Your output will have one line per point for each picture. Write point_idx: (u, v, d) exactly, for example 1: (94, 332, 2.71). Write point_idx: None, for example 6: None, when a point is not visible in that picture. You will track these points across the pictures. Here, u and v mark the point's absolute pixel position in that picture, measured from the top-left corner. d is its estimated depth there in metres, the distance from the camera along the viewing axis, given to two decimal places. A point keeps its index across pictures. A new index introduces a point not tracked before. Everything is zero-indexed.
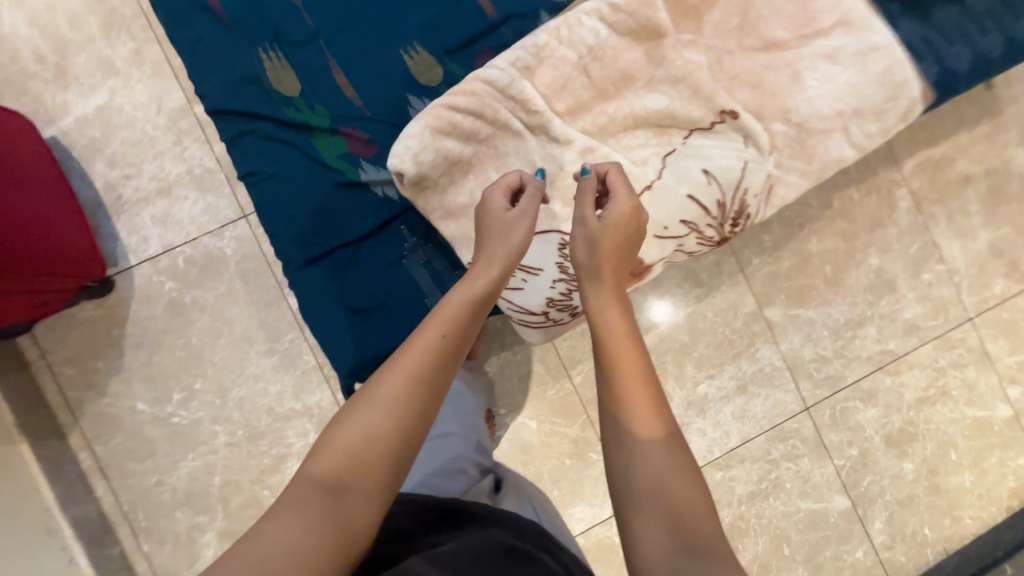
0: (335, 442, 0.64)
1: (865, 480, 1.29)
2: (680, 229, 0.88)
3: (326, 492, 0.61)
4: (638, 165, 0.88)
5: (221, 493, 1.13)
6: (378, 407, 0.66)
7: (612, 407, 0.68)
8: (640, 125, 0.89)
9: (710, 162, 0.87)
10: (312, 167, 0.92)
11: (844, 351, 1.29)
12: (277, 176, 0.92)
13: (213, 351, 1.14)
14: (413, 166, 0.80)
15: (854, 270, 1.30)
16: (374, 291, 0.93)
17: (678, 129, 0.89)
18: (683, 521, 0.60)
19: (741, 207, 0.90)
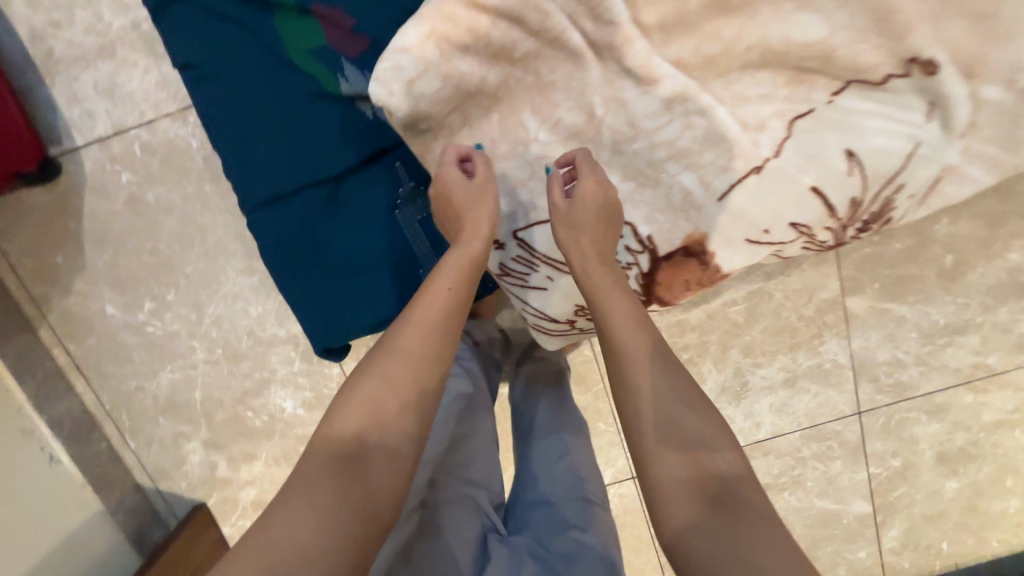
0: (346, 409, 0.56)
1: (895, 491, 1.16)
2: (787, 234, 0.65)
3: (343, 467, 0.53)
4: (750, 131, 0.62)
5: (203, 407, 1.07)
6: (389, 367, 0.58)
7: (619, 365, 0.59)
8: (769, 64, 0.61)
9: (859, 141, 0.61)
10: (277, 67, 0.68)
11: (929, 358, 1.06)
12: (229, 74, 0.67)
13: (185, 261, 0.99)
14: (406, 99, 0.60)
15: (982, 266, 1.01)
16: (359, 244, 0.72)
17: (822, 77, 0.61)
18: (710, 469, 0.53)
19: (883, 208, 0.64)
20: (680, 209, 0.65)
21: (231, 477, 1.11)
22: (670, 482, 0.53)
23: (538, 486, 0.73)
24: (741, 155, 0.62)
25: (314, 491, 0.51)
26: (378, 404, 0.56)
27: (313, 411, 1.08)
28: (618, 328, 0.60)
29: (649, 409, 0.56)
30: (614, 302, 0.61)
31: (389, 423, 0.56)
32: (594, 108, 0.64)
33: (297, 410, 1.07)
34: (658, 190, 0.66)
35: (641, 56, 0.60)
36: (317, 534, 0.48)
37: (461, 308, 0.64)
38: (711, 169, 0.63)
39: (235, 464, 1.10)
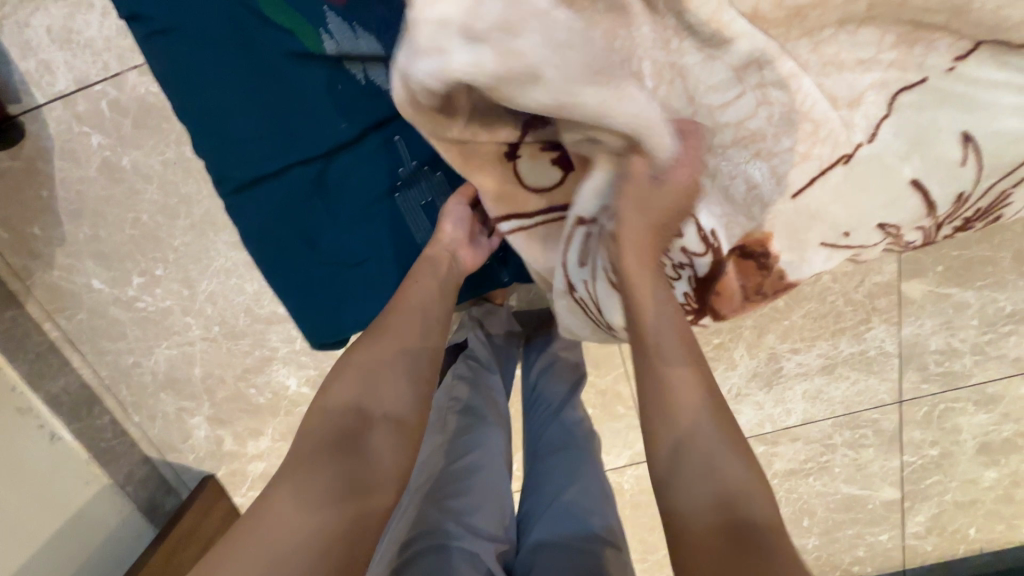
0: (341, 384, 0.53)
1: (928, 479, 1.10)
2: (870, 236, 0.61)
3: (340, 450, 0.48)
4: (842, 109, 0.55)
5: (204, 383, 1.02)
6: (381, 346, 0.55)
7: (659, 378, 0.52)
8: (873, 19, 0.52)
9: (977, 124, 0.55)
10: (245, 19, 0.56)
11: (987, 347, 0.97)
12: (187, 27, 0.56)
13: (171, 234, 0.91)
14: (477, 46, 0.47)
15: None
16: (353, 231, 0.62)
17: (945, 35, 0.53)
18: (740, 500, 0.46)
19: (996, 201, 0.60)
20: (744, 205, 0.59)
21: (238, 451, 1.07)
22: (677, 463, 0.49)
23: (549, 521, 0.64)
24: (833, 141, 0.55)
25: (310, 469, 0.46)
26: (373, 382, 0.53)
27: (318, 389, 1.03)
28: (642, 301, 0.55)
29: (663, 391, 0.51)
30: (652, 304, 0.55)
31: (387, 399, 0.52)
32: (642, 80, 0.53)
33: (303, 388, 1.03)
34: (717, 182, 0.58)
35: (708, 7, 0.50)
36: (315, 511, 0.44)
37: (445, 303, 0.61)
38: (786, 158, 0.56)
39: (241, 440, 1.06)
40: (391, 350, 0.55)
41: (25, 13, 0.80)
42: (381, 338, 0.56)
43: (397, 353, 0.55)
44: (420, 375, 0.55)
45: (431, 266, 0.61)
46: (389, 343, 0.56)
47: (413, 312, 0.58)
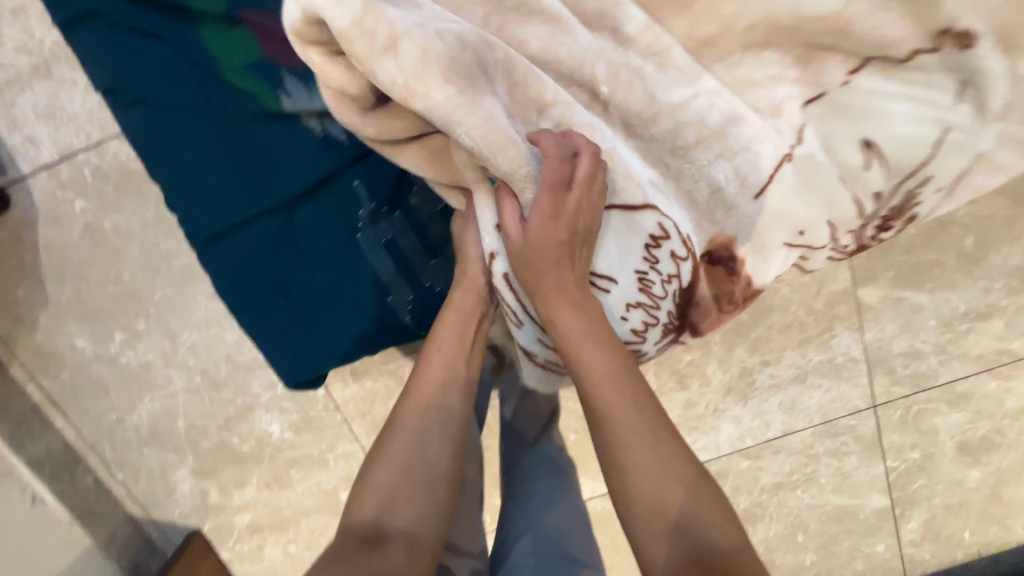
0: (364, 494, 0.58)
1: (915, 483, 1.11)
2: (819, 238, 0.68)
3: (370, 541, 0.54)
4: (771, 117, 0.64)
5: (188, 435, 1.03)
6: (398, 448, 0.60)
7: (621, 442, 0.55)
8: (773, 43, 0.62)
9: (876, 132, 0.64)
10: (212, 88, 0.61)
11: (949, 346, 1.00)
12: (158, 98, 0.60)
13: (153, 289, 0.94)
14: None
15: (1006, 245, 0.93)
16: (318, 276, 0.64)
17: (835, 54, 0.62)
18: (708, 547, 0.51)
19: (907, 202, 0.68)
20: (710, 207, 0.65)
21: (224, 503, 1.06)
22: (640, 516, 0.54)
23: (528, 542, 0.70)
24: (763, 159, 0.64)
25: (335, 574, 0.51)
26: (401, 480, 0.59)
27: (301, 434, 1.04)
28: (584, 353, 0.58)
29: (625, 446, 0.55)
30: (590, 361, 0.57)
31: (416, 504, 0.58)
32: (597, 86, 0.60)
33: (285, 434, 1.04)
34: (682, 183, 0.64)
35: (637, 25, 0.59)
36: None
37: (454, 389, 0.65)
38: (744, 160, 0.63)
39: (226, 491, 1.06)
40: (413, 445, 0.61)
41: (11, 93, 0.86)
42: (399, 439, 0.61)
43: (412, 453, 0.60)
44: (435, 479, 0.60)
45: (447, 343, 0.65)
46: (405, 444, 0.60)
47: (429, 407, 0.63)
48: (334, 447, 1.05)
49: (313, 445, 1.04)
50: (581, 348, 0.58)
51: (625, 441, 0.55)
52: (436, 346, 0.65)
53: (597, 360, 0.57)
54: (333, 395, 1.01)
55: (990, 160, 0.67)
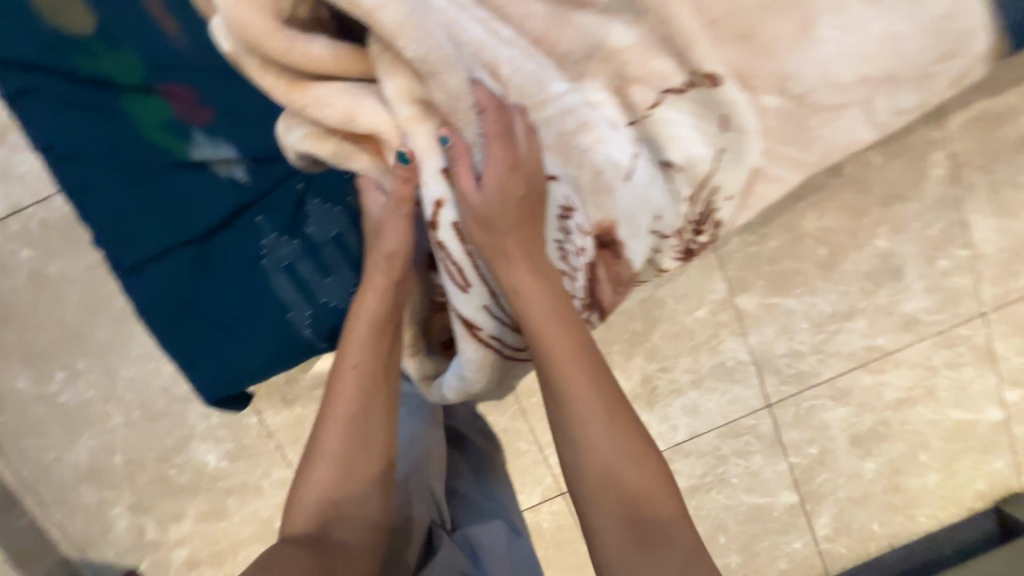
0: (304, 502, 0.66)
1: (819, 478, 1.19)
2: (670, 225, 0.71)
3: (311, 538, 0.63)
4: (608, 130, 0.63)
5: (125, 470, 1.07)
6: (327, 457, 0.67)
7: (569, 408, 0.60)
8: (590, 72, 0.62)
9: (668, 155, 0.66)
10: (124, 143, 0.68)
11: (824, 345, 1.12)
12: (77, 153, 0.67)
13: (93, 328, 1.02)
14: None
15: (854, 253, 1.07)
16: (230, 299, 0.74)
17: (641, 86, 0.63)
18: (640, 503, 0.58)
19: (707, 210, 0.71)
20: (591, 189, 0.64)
21: (161, 539, 1.10)
22: (583, 474, 0.60)
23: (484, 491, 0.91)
24: (619, 156, 0.64)
25: None
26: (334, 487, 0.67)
27: (236, 463, 1.09)
28: (546, 335, 0.60)
29: (574, 411, 0.60)
30: (543, 326, 0.60)
31: (351, 503, 0.67)
32: (498, 67, 0.57)
33: (221, 462, 1.09)
34: (571, 166, 0.63)
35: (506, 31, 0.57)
36: None
37: (377, 395, 0.70)
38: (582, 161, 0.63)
39: (163, 526, 1.09)
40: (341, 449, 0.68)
41: None
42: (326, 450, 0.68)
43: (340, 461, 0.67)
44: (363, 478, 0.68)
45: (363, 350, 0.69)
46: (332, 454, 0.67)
47: (352, 415, 0.68)
48: (269, 474, 1.10)
49: (249, 473, 1.09)
50: (544, 334, 0.60)
51: (573, 407, 0.60)
52: (353, 351, 0.69)
53: (549, 326, 0.60)
54: (265, 422, 1.07)
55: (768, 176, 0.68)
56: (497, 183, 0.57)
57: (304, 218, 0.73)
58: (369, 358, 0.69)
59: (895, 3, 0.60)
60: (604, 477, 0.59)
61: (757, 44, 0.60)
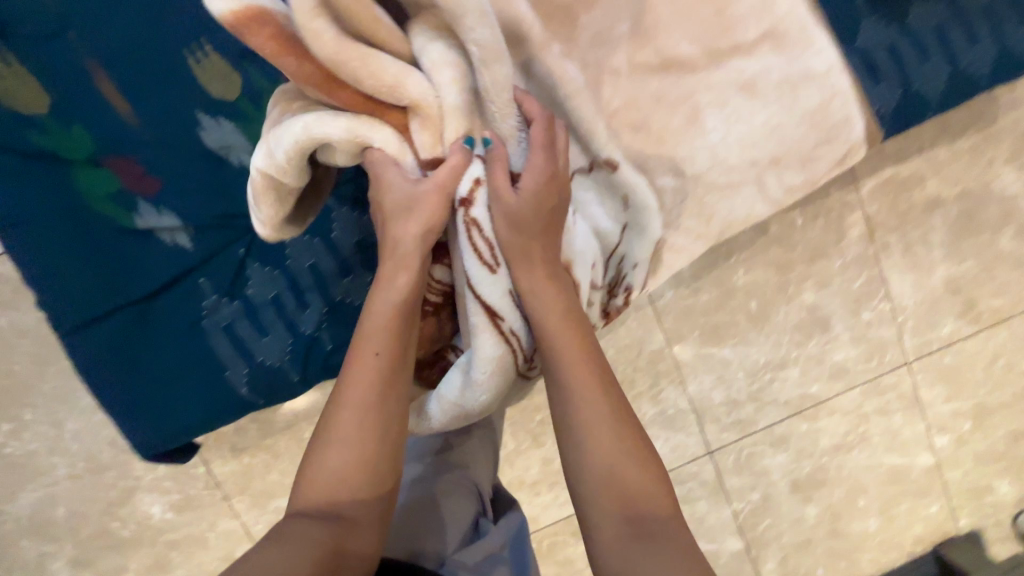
0: (315, 483, 0.59)
1: (763, 524, 1.22)
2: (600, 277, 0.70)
3: (327, 517, 0.57)
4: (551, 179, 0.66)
5: (68, 523, 1.07)
6: (342, 434, 0.60)
7: (567, 400, 0.61)
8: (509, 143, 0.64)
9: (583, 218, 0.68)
10: (72, 211, 0.72)
11: (760, 394, 1.16)
12: (23, 219, 0.70)
13: (41, 380, 1.03)
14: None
15: (783, 306, 1.13)
16: (171, 357, 0.76)
17: None
18: (639, 498, 0.57)
19: (617, 276, 0.72)
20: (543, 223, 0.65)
21: None
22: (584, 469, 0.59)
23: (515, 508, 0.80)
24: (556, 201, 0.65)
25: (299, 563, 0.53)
26: (352, 469, 0.59)
27: (182, 514, 1.09)
28: (554, 333, 0.62)
29: (575, 401, 0.60)
30: (553, 320, 0.62)
31: (367, 487, 0.60)
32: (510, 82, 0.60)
33: (166, 514, 1.08)
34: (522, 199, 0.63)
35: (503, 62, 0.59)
36: None
37: (401, 380, 0.63)
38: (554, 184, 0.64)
39: None
40: (359, 430, 0.60)
41: None
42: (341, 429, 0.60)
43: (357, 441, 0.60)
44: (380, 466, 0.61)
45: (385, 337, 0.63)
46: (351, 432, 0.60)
47: (372, 397, 0.61)
48: (215, 525, 1.09)
49: (194, 525, 1.09)
50: (556, 337, 0.62)
51: (575, 394, 0.60)
52: (375, 329, 0.62)
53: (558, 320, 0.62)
54: (212, 473, 1.08)
55: (673, 244, 0.73)
56: (537, 184, 0.60)
57: (245, 280, 0.77)
58: (395, 341, 0.62)
59: (773, 99, 0.69)
60: (604, 471, 0.58)
61: (651, 133, 0.68)
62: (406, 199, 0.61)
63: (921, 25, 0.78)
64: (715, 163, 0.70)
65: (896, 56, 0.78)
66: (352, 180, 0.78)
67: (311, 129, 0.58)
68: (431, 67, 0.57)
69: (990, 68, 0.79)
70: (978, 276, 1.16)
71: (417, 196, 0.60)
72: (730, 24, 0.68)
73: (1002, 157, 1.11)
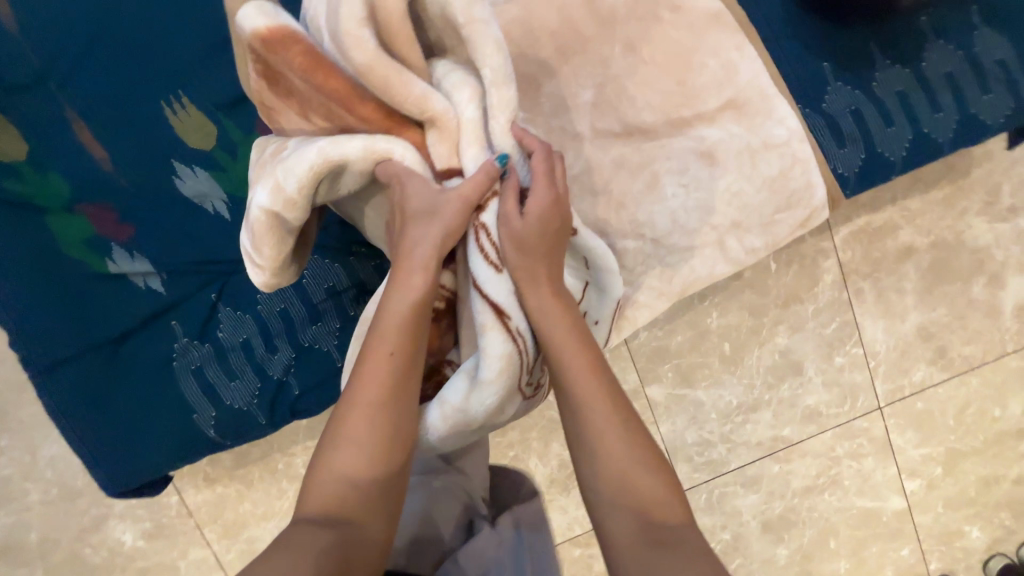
0: (319, 488, 0.52)
1: (734, 564, 1.21)
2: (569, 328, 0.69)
3: (333, 524, 0.50)
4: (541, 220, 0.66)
5: (39, 549, 1.07)
6: (350, 436, 0.54)
7: (572, 409, 0.57)
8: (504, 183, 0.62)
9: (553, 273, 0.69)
10: (45, 255, 0.73)
11: (732, 435, 1.17)
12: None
13: (19, 406, 1.04)
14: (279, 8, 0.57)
15: (756, 349, 1.15)
16: (140, 398, 0.77)
17: None
18: (655, 507, 0.52)
19: None
20: None
21: None
22: (593, 480, 0.55)
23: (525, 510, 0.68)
24: None
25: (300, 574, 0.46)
26: (360, 473, 0.53)
27: (153, 541, 1.09)
28: (556, 339, 0.57)
29: (581, 409, 0.56)
30: (555, 327, 0.58)
31: (375, 491, 0.53)
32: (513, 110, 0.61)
33: (137, 542, 1.09)
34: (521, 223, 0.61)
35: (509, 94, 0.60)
36: None
37: (412, 381, 0.57)
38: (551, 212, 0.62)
39: None
40: (370, 431, 0.54)
41: None
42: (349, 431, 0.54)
43: (365, 444, 0.54)
44: (390, 471, 0.55)
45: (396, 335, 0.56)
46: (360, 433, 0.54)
47: (382, 398, 0.55)
48: (185, 554, 1.10)
49: (165, 553, 1.09)
50: (556, 342, 0.57)
51: (580, 401, 0.56)
52: (387, 324, 0.55)
53: (556, 326, 0.57)
54: (185, 501, 1.09)
55: (635, 301, 0.74)
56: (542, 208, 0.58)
57: (215, 324, 0.78)
58: (409, 338, 0.55)
59: (732, 166, 0.73)
60: (616, 481, 0.53)
61: (611, 198, 0.71)
62: (423, 201, 0.57)
63: (885, 90, 0.80)
64: (675, 226, 0.72)
65: (859, 116, 0.79)
66: (326, 227, 0.79)
67: (328, 151, 0.56)
68: (450, 87, 0.60)
69: (951, 133, 0.81)
70: (950, 324, 1.17)
71: (435, 198, 0.57)
72: (694, 93, 0.73)
73: (974, 209, 1.13)
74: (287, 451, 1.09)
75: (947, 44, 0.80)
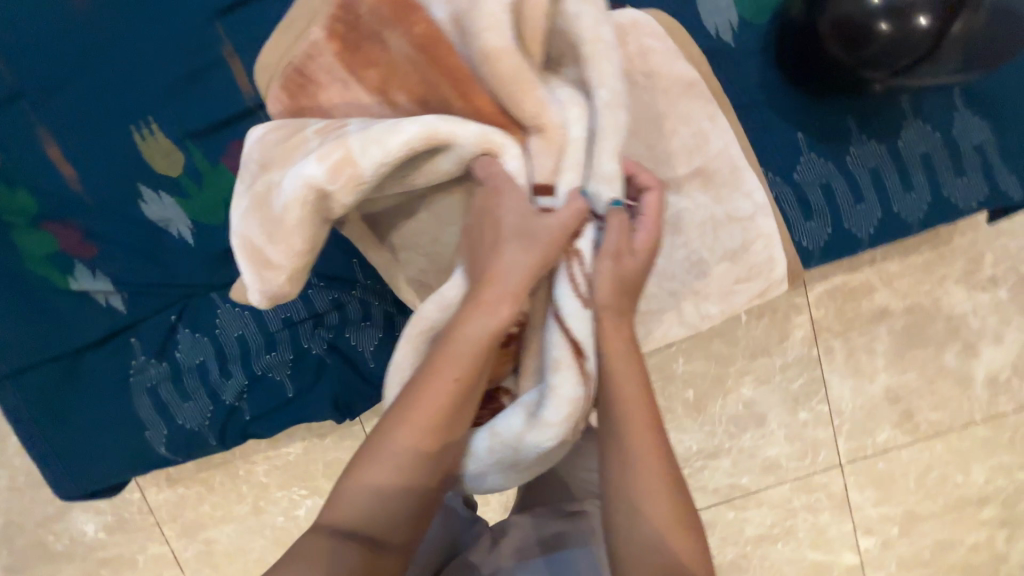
0: (349, 498, 0.49)
1: None
2: None
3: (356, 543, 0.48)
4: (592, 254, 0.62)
5: (3, 532, 1.10)
6: (391, 453, 0.49)
7: (622, 470, 0.52)
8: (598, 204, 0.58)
9: None
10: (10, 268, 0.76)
11: (689, 479, 1.17)
12: None
13: None
14: None
15: (719, 398, 1.15)
16: (95, 411, 0.79)
17: None
18: None
19: None
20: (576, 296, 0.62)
21: None
22: (628, 546, 0.51)
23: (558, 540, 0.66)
24: None
25: None
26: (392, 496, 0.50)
27: (114, 534, 1.12)
28: (623, 394, 0.52)
29: (635, 472, 0.51)
30: (625, 380, 0.53)
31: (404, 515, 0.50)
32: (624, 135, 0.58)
33: (98, 534, 1.12)
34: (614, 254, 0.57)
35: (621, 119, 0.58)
36: None
37: (471, 408, 0.51)
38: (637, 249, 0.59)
39: None
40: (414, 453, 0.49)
41: None
42: (392, 447, 0.49)
43: (404, 467, 0.49)
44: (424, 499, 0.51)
45: (467, 360, 0.50)
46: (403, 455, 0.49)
47: (435, 424, 0.49)
48: (144, 548, 1.12)
49: (124, 546, 1.12)
50: (621, 398, 0.53)
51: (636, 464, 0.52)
52: (459, 347, 0.49)
53: (626, 380, 0.53)
54: (146, 500, 1.11)
55: None
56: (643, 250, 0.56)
57: (174, 344, 0.79)
58: (478, 368, 0.50)
59: (694, 237, 0.73)
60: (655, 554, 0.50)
61: None
62: (522, 222, 0.52)
63: (859, 168, 0.79)
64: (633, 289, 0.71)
65: (828, 190, 0.79)
66: None
67: (435, 127, 0.52)
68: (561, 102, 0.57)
69: (923, 214, 0.79)
70: (919, 388, 1.16)
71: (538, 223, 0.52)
72: (666, 158, 0.71)
73: (953, 276, 1.13)
74: (249, 459, 1.11)
75: (925, 125, 0.79)
